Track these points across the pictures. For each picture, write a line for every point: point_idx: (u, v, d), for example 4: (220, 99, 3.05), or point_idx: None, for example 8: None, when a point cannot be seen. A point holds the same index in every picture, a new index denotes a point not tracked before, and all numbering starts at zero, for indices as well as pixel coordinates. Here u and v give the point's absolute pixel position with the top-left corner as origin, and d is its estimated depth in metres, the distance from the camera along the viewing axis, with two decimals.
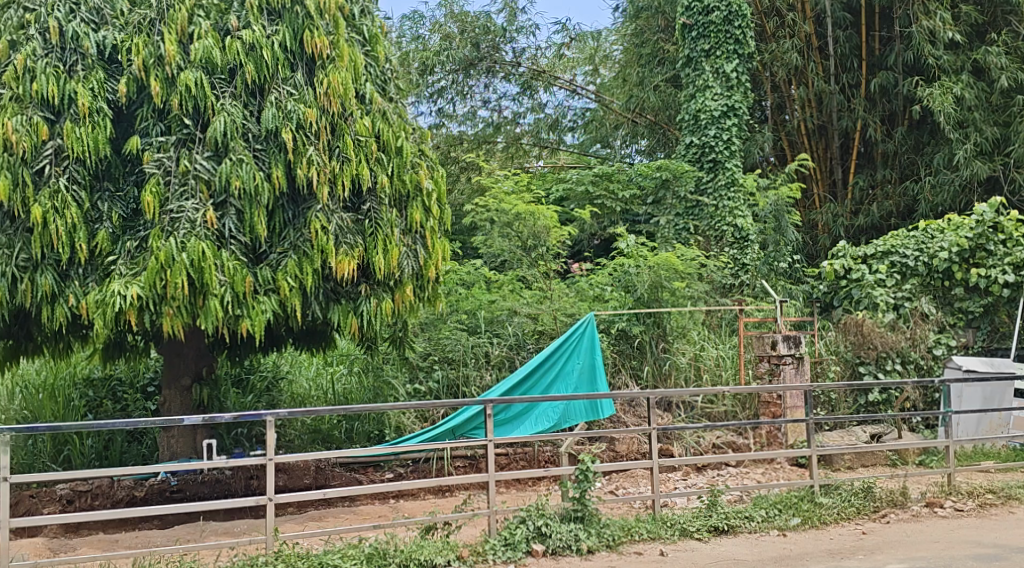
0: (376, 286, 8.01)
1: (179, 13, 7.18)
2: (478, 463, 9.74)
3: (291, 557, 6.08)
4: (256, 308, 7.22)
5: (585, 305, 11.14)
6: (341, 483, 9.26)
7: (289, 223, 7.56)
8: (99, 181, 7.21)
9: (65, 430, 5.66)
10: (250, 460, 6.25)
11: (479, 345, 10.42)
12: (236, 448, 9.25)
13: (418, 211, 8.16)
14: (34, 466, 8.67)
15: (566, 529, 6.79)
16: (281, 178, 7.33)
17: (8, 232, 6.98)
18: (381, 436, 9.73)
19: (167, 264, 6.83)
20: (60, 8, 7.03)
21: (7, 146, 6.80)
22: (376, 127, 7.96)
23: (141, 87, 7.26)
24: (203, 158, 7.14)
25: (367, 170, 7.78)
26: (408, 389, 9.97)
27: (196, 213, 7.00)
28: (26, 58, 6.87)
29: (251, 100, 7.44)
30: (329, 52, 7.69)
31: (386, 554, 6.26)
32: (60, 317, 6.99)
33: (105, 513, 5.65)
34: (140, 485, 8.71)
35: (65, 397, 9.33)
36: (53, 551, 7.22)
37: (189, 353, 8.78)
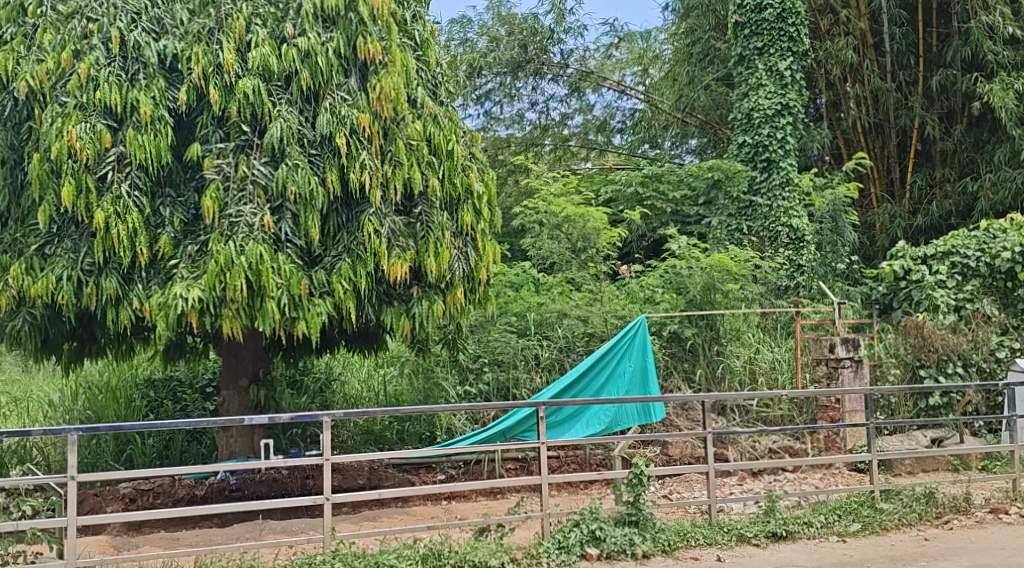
0: (428, 289, 8.06)
1: (237, 22, 7.35)
2: (529, 466, 9.74)
3: (348, 557, 6.14)
4: (312, 310, 7.35)
5: (636, 307, 11.05)
6: (393, 484, 9.32)
7: (343, 227, 7.69)
8: (161, 187, 7.40)
9: (128, 430, 5.80)
10: (307, 460, 6.34)
11: (529, 347, 10.42)
12: (292, 448, 9.38)
13: (469, 214, 8.19)
14: (97, 465, 8.88)
15: (621, 533, 6.76)
16: (335, 183, 7.46)
17: (74, 237, 7.21)
18: (433, 438, 9.75)
19: (226, 267, 6.95)
20: (122, 18, 7.21)
21: (73, 153, 6.97)
22: (428, 130, 7.99)
23: (200, 96, 7.42)
24: (261, 164, 7.28)
25: (419, 174, 7.83)
26: (459, 391, 10.04)
27: (253, 218, 7.13)
28: (89, 66, 7.03)
29: (307, 106, 7.59)
30: (381, 57, 7.75)
31: (440, 555, 6.30)
32: (124, 319, 7.17)
33: (167, 511, 5.77)
34: (200, 484, 8.87)
35: (127, 398, 9.56)
36: (117, 548, 7.41)
37: (246, 353, 8.95)
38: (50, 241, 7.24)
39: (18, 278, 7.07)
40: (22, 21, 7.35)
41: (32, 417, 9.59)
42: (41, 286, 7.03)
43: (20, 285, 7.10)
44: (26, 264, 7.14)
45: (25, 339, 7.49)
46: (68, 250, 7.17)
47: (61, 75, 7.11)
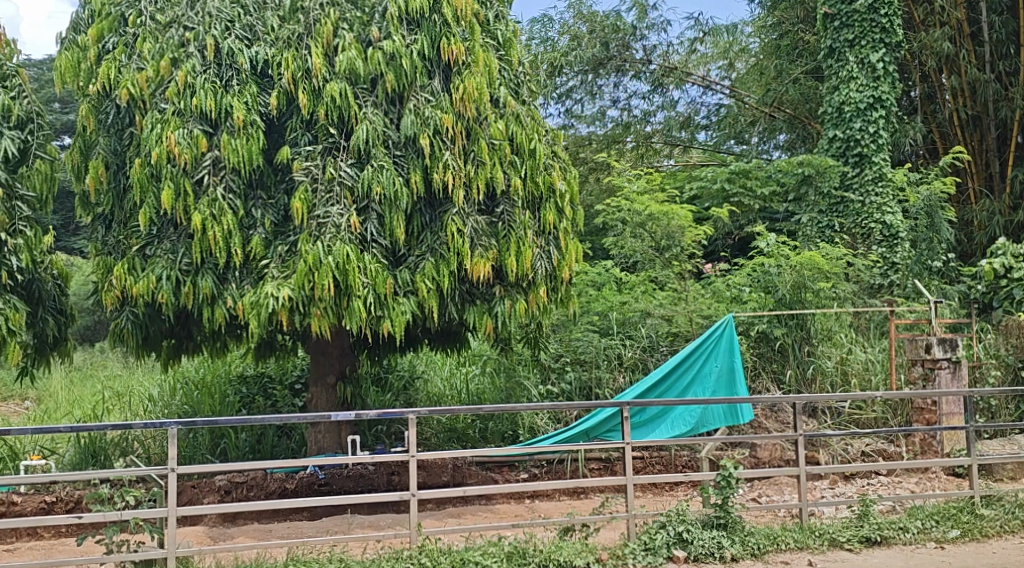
0: (510, 288, 8.08)
1: (324, 27, 7.50)
2: (613, 466, 9.69)
3: (434, 552, 6.21)
4: (397, 309, 7.45)
5: (722, 306, 10.90)
6: (477, 482, 9.37)
7: (427, 227, 7.79)
8: (253, 189, 7.64)
9: (223, 423, 5.99)
10: (393, 455, 6.41)
11: (611, 346, 10.38)
12: (377, 445, 9.54)
13: (552, 212, 8.18)
14: (194, 457, 9.19)
15: (708, 535, 6.66)
16: (420, 183, 7.56)
17: (172, 239, 7.53)
18: (515, 436, 9.78)
19: (315, 267, 7.11)
20: (216, 26, 7.45)
21: (171, 158, 7.24)
22: (510, 129, 8.00)
23: (290, 100, 7.65)
24: (347, 165, 7.45)
25: (501, 173, 7.84)
26: (541, 390, 10.02)
27: (340, 219, 7.27)
28: (186, 74, 7.27)
29: (391, 108, 7.73)
30: (465, 58, 7.78)
31: (525, 553, 6.32)
32: (219, 317, 7.40)
33: (260, 503, 5.93)
34: (291, 477, 8.99)
35: (222, 393, 9.84)
36: (214, 539, 7.68)
37: (334, 351, 9.09)
38: (150, 243, 7.56)
39: (121, 278, 7.40)
40: (123, 31, 7.60)
41: (134, 411, 10.02)
42: (143, 286, 7.33)
43: (123, 285, 7.42)
44: (129, 264, 7.46)
45: (127, 337, 7.82)
46: (167, 251, 7.48)
47: (160, 83, 7.38)
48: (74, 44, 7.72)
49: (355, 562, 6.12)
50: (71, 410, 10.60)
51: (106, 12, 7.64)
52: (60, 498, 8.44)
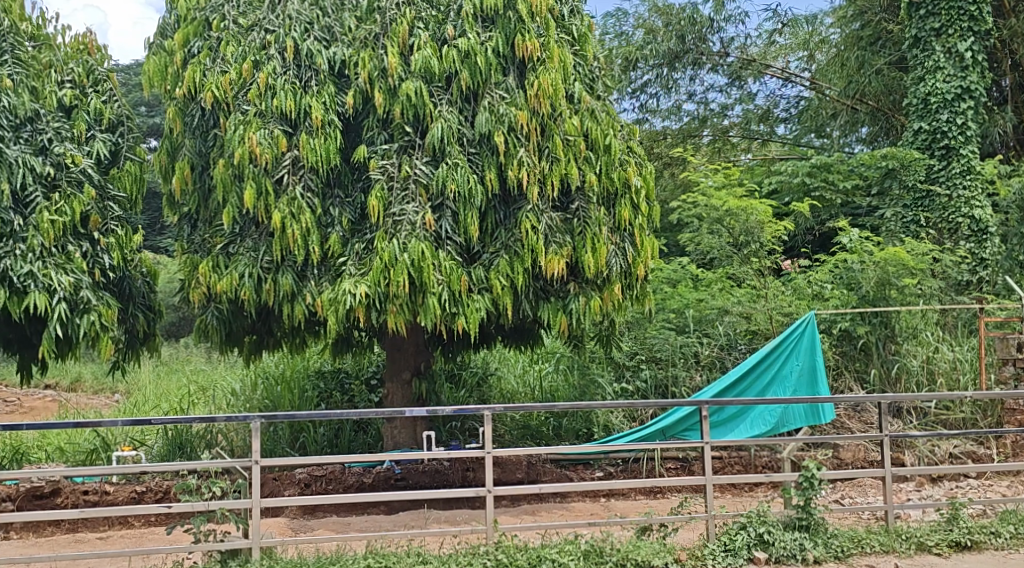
0: (585, 285, 8.03)
1: (401, 27, 7.58)
2: (690, 466, 9.55)
3: (511, 549, 6.23)
4: (471, 307, 7.47)
5: (804, 303, 10.65)
6: (553, 479, 9.37)
7: (501, 224, 7.82)
8: (331, 188, 7.78)
9: (302, 417, 6.07)
10: (469, 451, 6.44)
11: (688, 344, 10.26)
12: (452, 441, 9.61)
13: (627, 209, 8.09)
14: (275, 451, 9.39)
15: (790, 537, 6.53)
16: (494, 180, 7.58)
17: (254, 237, 7.70)
18: (590, 434, 9.72)
19: (390, 264, 7.20)
20: (296, 28, 7.61)
21: (253, 158, 7.38)
22: (585, 125, 7.96)
23: (366, 99, 7.75)
24: (423, 163, 7.51)
25: (576, 170, 7.80)
26: (616, 388, 9.96)
27: (416, 216, 7.34)
28: (268, 75, 7.44)
29: (466, 105, 7.76)
30: (539, 54, 7.72)
31: (603, 552, 6.27)
32: (298, 314, 7.55)
33: (340, 496, 6.02)
34: (368, 472, 9.17)
35: (300, 388, 10.01)
36: (295, 530, 7.84)
37: (408, 347, 9.13)
38: (234, 241, 7.78)
39: (206, 275, 7.60)
40: (208, 35, 7.79)
41: (217, 405, 10.32)
42: (226, 283, 7.51)
43: (207, 282, 7.63)
44: (213, 262, 7.67)
45: (211, 333, 8.04)
46: (249, 249, 7.65)
47: (242, 85, 7.56)
48: (161, 48, 7.96)
49: (433, 557, 6.16)
50: (158, 404, 10.98)
51: (192, 17, 7.85)
52: (150, 488, 8.70)
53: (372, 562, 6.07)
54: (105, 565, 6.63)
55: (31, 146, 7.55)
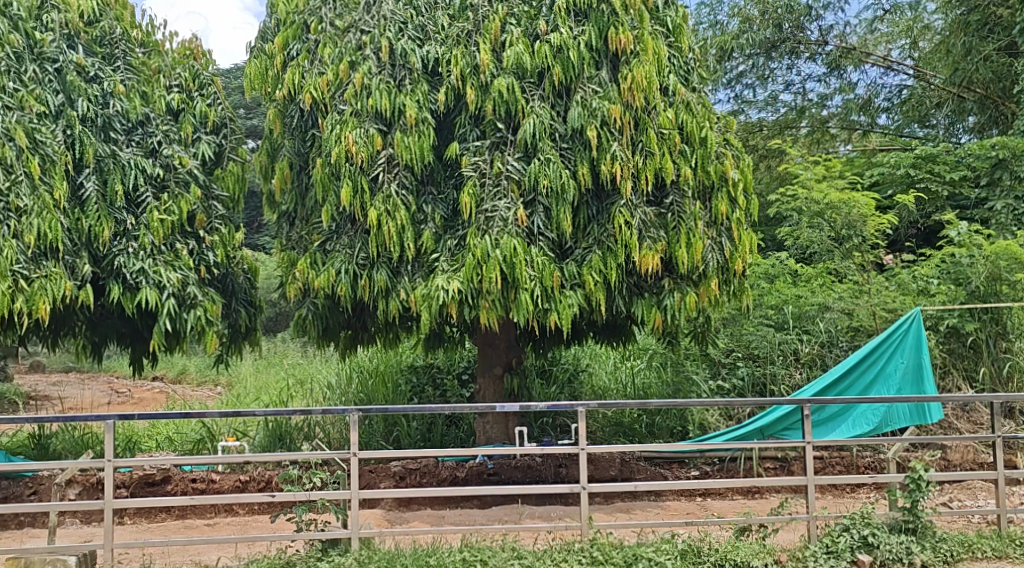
0: (680, 280, 7.91)
1: (493, 23, 7.62)
2: (789, 466, 9.32)
3: (606, 546, 6.20)
4: (564, 302, 7.45)
5: (909, 299, 10.23)
6: (646, 477, 9.25)
7: (593, 219, 7.77)
8: (424, 185, 7.88)
9: (395, 411, 6.14)
10: (562, 447, 6.42)
11: (787, 341, 10.02)
12: (544, 436, 9.60)
13: (724, 202, 7.94)
14: (371, 444, 9.54)
15: (896, 540, 6.29)
16: (586, 175, 7.53)
17: (350, 234, 7.85)
18: (685, 432, 9.61)
19: (483, 260, 7.24)
20: (391, 28, 7.72)
21: (349, 157, 7.53)
22: (680, 118, 7.83)
23: (458, 96, 7.81)
24: (515, 159, 7.52)
25: (671, 164, 7.71)
26: (711, 386, 9.78)
27: (508, 212, 7.35)
28: (363, 75, 7.56)
29: (558, 100, 7.73)
30: (633, 47, 7.63)
31: (700, 552, 6.19)
32: (393, 310, 7.66)
33: (435, 489, 6.11)
34: (461, 466, 9.19)
35: (395, 382, 10.25)
36: (391, 522, 7.99)
37: (500, 343, 9.12)
38: (330, 238, 7.93)
39: (304, 272, 7.80)
40: (306, 38, 7.98)
41: (314, 398, 10.57)
42: (324, 279, 7.69)
43: (306, 279, 7.82)
44: (311, 259, 7.85)
45: (308, 327, 8.23)
46: (345, 246, 7.81)
47: (339, 86, 7.73)
48: (262, 52, 8.20)
49: (527, 552, 6.17)
50: (258, 396, 11.31)
51: (291, 20, 8.05)
52: (253, 477, 9.00)
53: (468, 556, 6.10)
54: (213, 551, 6.89)
55: (143, 149, 7.94)
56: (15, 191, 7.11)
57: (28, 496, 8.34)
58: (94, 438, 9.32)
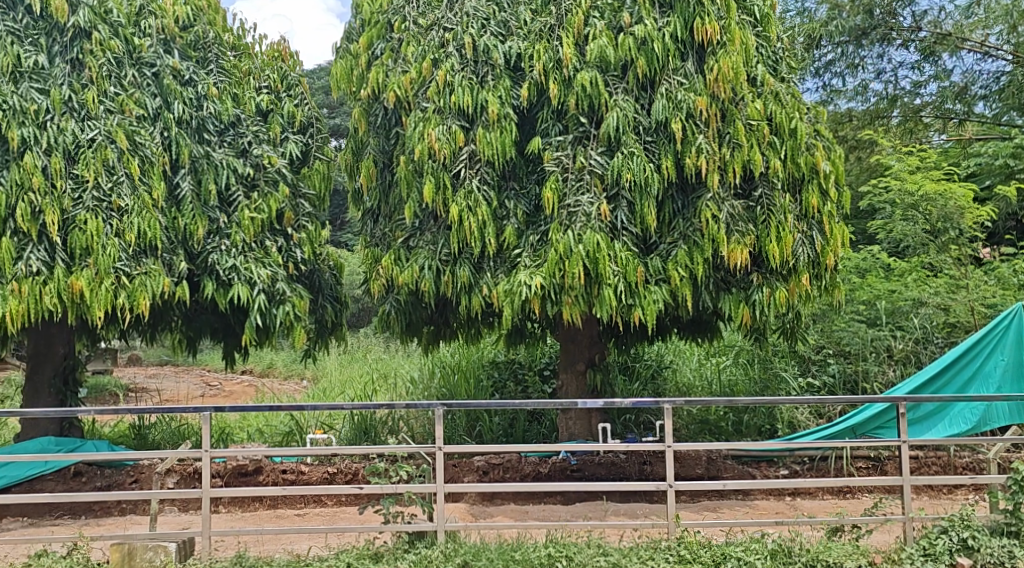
0: (769, 275, 7.74)
1: (576, 16, 7.54)
2: (883, 466, 9.05)
3: (693, 544, 6.11)
4: (649, 298, 7.36)
5: (1010, 295, 9.81)
6: (734, 476, 9.08)
7: (679, 213, 7.65)
8: (506, 181, 7.88)
9: (476, 406, 6.12)
10: (648, 444, 6.33)
11: (879, 338, 9.71)
12: (628, 433, 9.53)
13: (815, 195, 7.72)
14: (453, 438, 9.62)
15: (998, 544, 6.03)
16: (671, 168, 7.44)
17: (433, 230, 7.92)
18: (773, 431, 9.43)
19: (565, 255, 7.21)
20: (473, 25, 7.76)
21: (432, 154, 7.62)
22: (769, 109, 7.64)
23: (541, 91, 7.78)
24: (598, 154, 7.45)
25: (760, 155, 7.51)
26: (801, 383, 9.58)
27: (591, 207, 7.31)
28: (446, 73, 7.62)
29: (643, 93, 7.65)
30: (720, 37, 7.49)
31: (790, 552, 6.05)
32: (476, 306, 7.68)
33: (519, 485, 6.10)
34: (544, 462, 9.21)
35: (476, 377, 10.27)
36: (476, 516, 8.05)
37: (583, 339, 9.07)
38: (414, 235, 8.02)
39: (389, 268, 7.92)
40: (390, 37, 8.09)
41: (398, 393, 10.72)
42: (408, 275, 7.78)
43: (390, 275, 7.93)
44: (395, 255, 7.97)
45: (392, 322, 8.34)
46: (428, 243, 7.89)
47: (422, 83, 7.80)
48: (348, 52, 8.37)
49: (613, 549, 6.13)
50: (344, 390, 11.54)
51: (376, 20, 8.18)
52: (340, 469, 9.20)
53: (553, 551, 6.09)
54: (304, 540, 7.07)
55: (234, 149, 8.19)
56: (117, 191, 7.41)
57: (131, 484, 8.68)
58: (191, 429, 9.66)
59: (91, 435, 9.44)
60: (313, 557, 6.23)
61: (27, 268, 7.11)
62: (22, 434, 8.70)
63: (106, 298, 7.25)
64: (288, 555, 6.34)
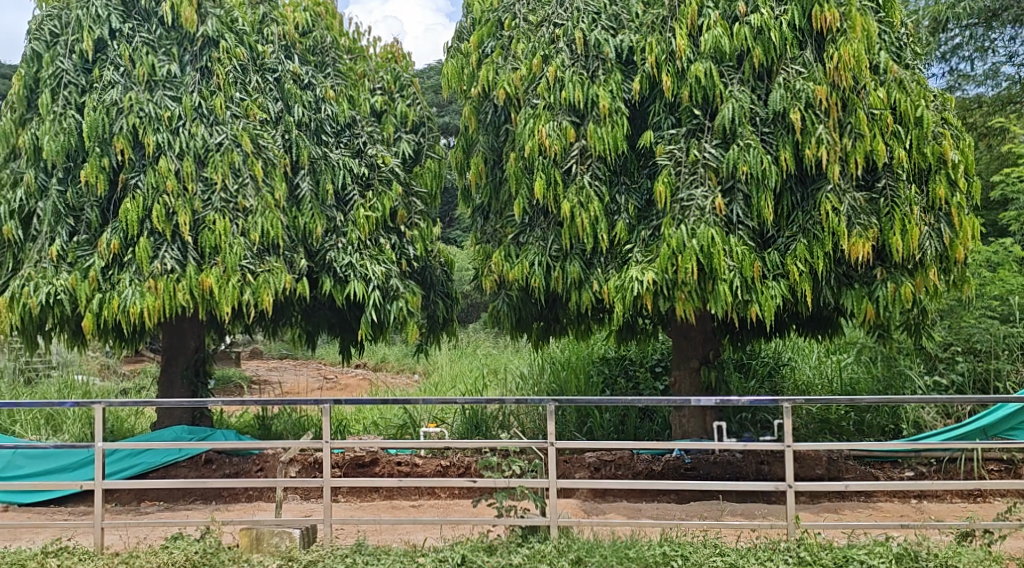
0: (893, 270, 7.40)
1: (689, 6, 7.38)
2: (1017, 469, 8.61)
3: (813, 546, 5.95)
4: (766, 294, 7.18)
5: None
6: (855, 477, 8.81)
7: (798, 206, 7.44)
8: (618, 175, 7.82)
9: (585, 402, 6.04)
10: (763, 443, 6.09)
11: (1012, 335, 9.22)
12: (744, 432, 9.36)
13: (943, 185, 7.37)
14: (564, 434, 9.64)
15: None
16: (790, 160, 7.20)
17: (543, 226, 7.93)
18: (898, 431, 9.10)
19: (678, 250, 7.10)
20: (584, 19, 7.75)
21: (543, 150, 7.62)
22: (893, 97, 7.32)
23: (654, 84, 7.69)
24: (712, 146, 7.30)
25: (884, 145, 7.21)
26: (927, 381, 9.22)
27: (705, 201, 7.18)
28: (557, 69, 7.62)
29: (759, 84, 7.45)
30: (840, 24, 7.22)
31: (917, 556, 5.78)
32: (586, 302, 7.65)
33: (633, 482, 6.04)
34: (657, 459, 9.13)
35: (587, 373, 10.24)
36: (588, 512, 8.04)
37: (697, 335, 8.91)
38: (524, 231, 8.05)
39: (499, 264, 7.97)
40: (501, 35, 8.17)
41: (508, 388, 10.81)
42: (518, 271, 7.81)
43: (501, 271, 7.98)
44: (506, 251, 8.02)
45: (502, 318, 8.35)
46: (538, 239, 7.91)
47: (532, 80, 7.81)
48: (458, 51, 8.48)
49: (729, 550, 6.01)
50: (455, 384, 11.73)
51: (486, 19, 8.29)
52: (453, 462, 9.37)
53: (668, 549, 6.02)
54: (419, 531, 7.22)
55: (350, 150, 8.47)
56: (242, 192, 7.72)
57: (256, 472, 9.07)
58: (310, 421, 10.02)
59: (219, 424, 9.92)
60: (429, 547, 6.35)
61: (162, 266, 7.47)
62: (158, 423, 9.27)
63: (233, 295, 7.55)
64: (405, 545, 6.49)
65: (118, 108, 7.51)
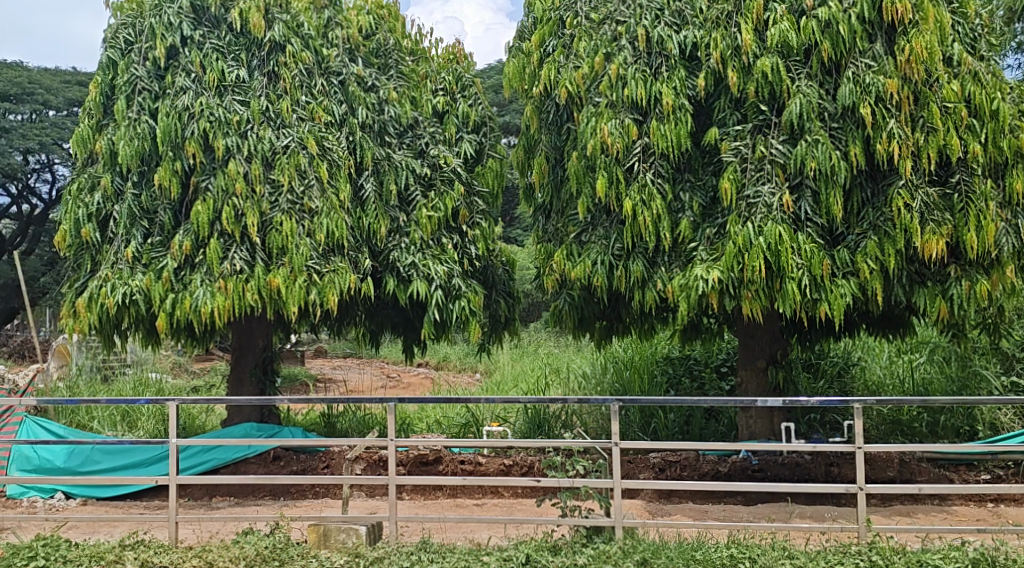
0: (968, 267, 7.16)
1: (754, 1, 7.25)
2: None
3: (886, 550, 5.78)
4: (835, 292, 7.01)
5: None
6: (929, 480, 8.52)
7: (868, 202, 7.25)
8: (681, 173, 7.74)
9: (649, 402, 5.97)
10: (835, 445, 5.91)
11: None
12: (812, 433, 9.16)
13: (1020, 180, 7.17)
14: (627, 434, 9.58)
15: None
16: (860, 155, 7.03)
17: (606, 225, 7.86)
18: (973, 433, 8.84)
19: (745, 248, 6.99)
20: (647, 16, 7.69)
21: (605, 149, 7.58)
22: (967, 91, 7.13)
23: (718, 80, 7.59)
24: (779, 142, 7.20)
25: (958, 140, 7.00)
26: (1003, 381, 9.00)
27: (772, 198, 7.06)
28: (619, 67, 7.57)
29: (828, 78, 7.29)
30: (912, 16, 7.05)
31: (995, 561, 5.60)
32: (650, 301, 7.56)
33: (700, 483, 5.94)
34: (723, 461, 8.99)
35: (651, 373, 10.18)
36: (653, 513, 7.96)
37: (764, 336, 8.70)
38: (586, 229, 8.01)
39: (561, 263, 7.95)
40: (562, 33, 8.13)
41: (570, 387, 10.78)
42: (580, 269, 7.76)
43: (563, 270, 7.95)
44: (568, 250, 7.99)
45: (564, 318, 8.33)
46: (601, 237, 7.85)
47: (594, 78, 7.76)
48: (520, 51, 8.52)
49: (799, 553, 5.88)
50: (517, 383, 11.75)
51: (548, 18, 8.27)
52: (516, 462, 9.38)
53: (736, 551, 5.92)
54: (484, 530, 7.24)
55: (412, 150, 8.58)
56: (308, 193, 7.85)
57: (322, 469, 9.22)
58: (375, 419, 10.16)
59: (286, 422, 10.10)
60: (493, 546, 6.36)
61: (231, 267, 7.65)
62: (228, 420, 9.48)
63: (300, 295, 7.67)
64: (470, 543, 6.51)
65: (189, 113, 7.68)
